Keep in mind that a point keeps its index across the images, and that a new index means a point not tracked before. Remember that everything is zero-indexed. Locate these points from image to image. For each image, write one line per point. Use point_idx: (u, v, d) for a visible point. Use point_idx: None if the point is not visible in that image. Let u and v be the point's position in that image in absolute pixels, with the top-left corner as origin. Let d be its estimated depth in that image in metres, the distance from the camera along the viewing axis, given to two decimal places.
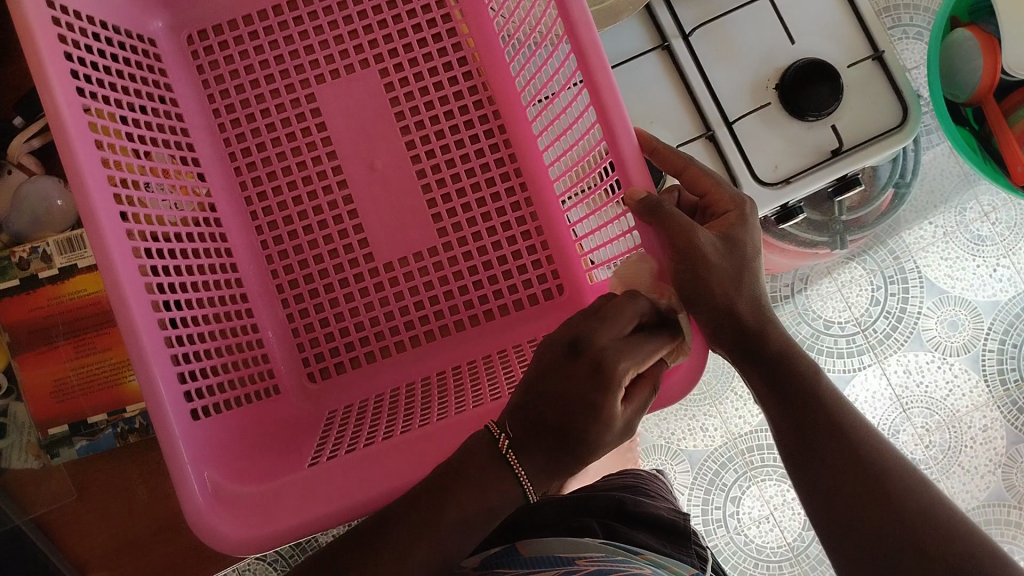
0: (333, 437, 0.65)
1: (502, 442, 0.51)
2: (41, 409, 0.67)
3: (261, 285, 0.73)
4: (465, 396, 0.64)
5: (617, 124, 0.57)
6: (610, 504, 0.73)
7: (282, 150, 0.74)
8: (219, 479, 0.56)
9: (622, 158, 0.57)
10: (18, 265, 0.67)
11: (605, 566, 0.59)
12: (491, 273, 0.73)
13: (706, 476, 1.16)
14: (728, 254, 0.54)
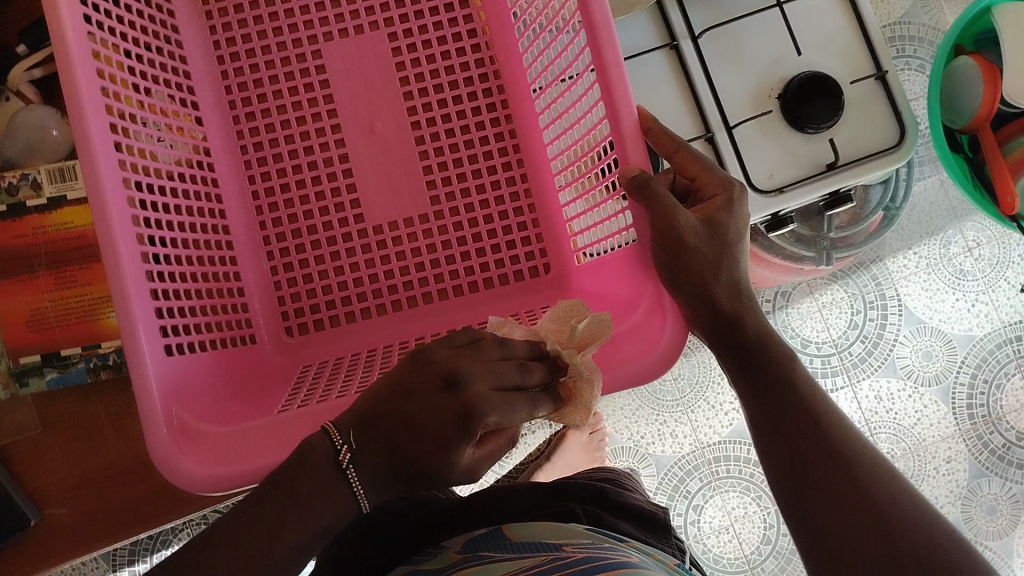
0: (305, 389, 0.65)
1: (343, 454, 0.50)
2: (14, 337, 0.66)
3: (247, 235, 0.73)
4: None
5: (621, 101, 0.58)
6: (596, 493, 0.75)
7: (283, 103, 0.74)
8: (188, 418, 0.56)
9: (621, 134, 0.58)
10: (6, 191, 0.66)
11: (596, 552, 0.56)
12: (479, 246, 0.73)
13: (672, 480, 1.24)
14: (709, 240, 0.55)
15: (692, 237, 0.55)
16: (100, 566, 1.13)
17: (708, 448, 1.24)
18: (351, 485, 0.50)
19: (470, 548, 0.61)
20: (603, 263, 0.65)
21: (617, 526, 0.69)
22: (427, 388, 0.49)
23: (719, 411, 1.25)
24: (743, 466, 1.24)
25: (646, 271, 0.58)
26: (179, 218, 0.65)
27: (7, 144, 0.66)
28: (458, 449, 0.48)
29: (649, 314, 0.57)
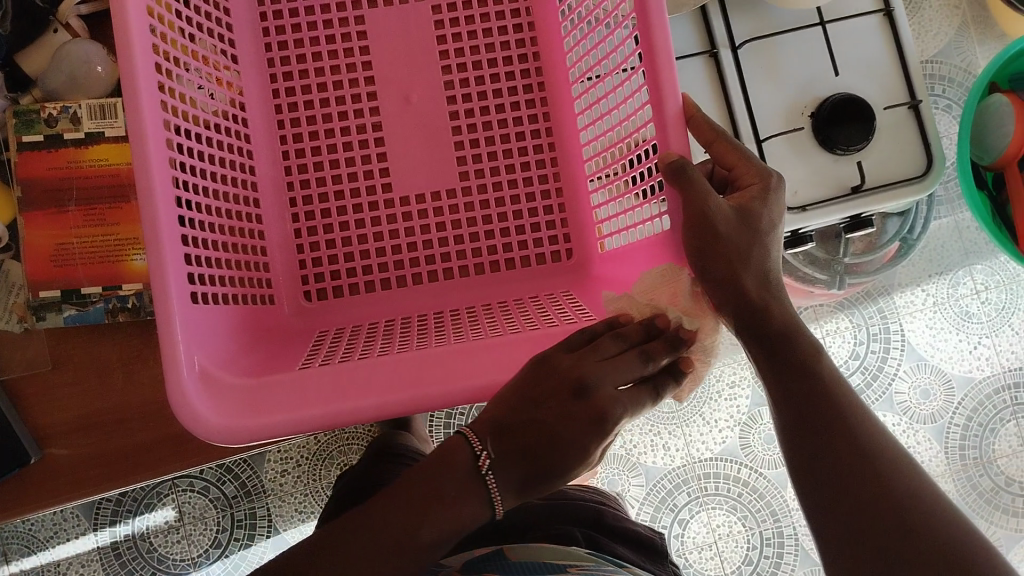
0: (324, 349, 0.65)
1: (482, 460, 0.50)
2: (36, 269, 0.65)
3: (275, 194, 0.72)
4: (463, 333, 0.65)
5: (667, 90, 0.58)
6: (592, 513, 0.78)
7: (322, 65, 0.73)
8: (207, 366, 0.56)
9: (664, 120, 0.58)
10: (46, 122, 0.65)
11: (596, 571, 0.63)
12: (504, 226, 0.73)
13: (660, 492, 1.24)
14: (742, 229, 0.56)
15: (726, 228, 0.55)
16: (81, 522, 1.11)
17: (698, 463, 1.24)
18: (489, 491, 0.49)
19: (472, 566, 0.66)
20: (631, 251, 0.65)
21: (614, 549, 0.73)
22: (559, 396, 0.51)
23: (714, 427, 1.25)
24: (731, 485, 1.24)
25: (679, 258, 0.58)
26: (212, 168, 0.64)
27: (50, 76, 0.66)
28: (591, 447, 0.51)
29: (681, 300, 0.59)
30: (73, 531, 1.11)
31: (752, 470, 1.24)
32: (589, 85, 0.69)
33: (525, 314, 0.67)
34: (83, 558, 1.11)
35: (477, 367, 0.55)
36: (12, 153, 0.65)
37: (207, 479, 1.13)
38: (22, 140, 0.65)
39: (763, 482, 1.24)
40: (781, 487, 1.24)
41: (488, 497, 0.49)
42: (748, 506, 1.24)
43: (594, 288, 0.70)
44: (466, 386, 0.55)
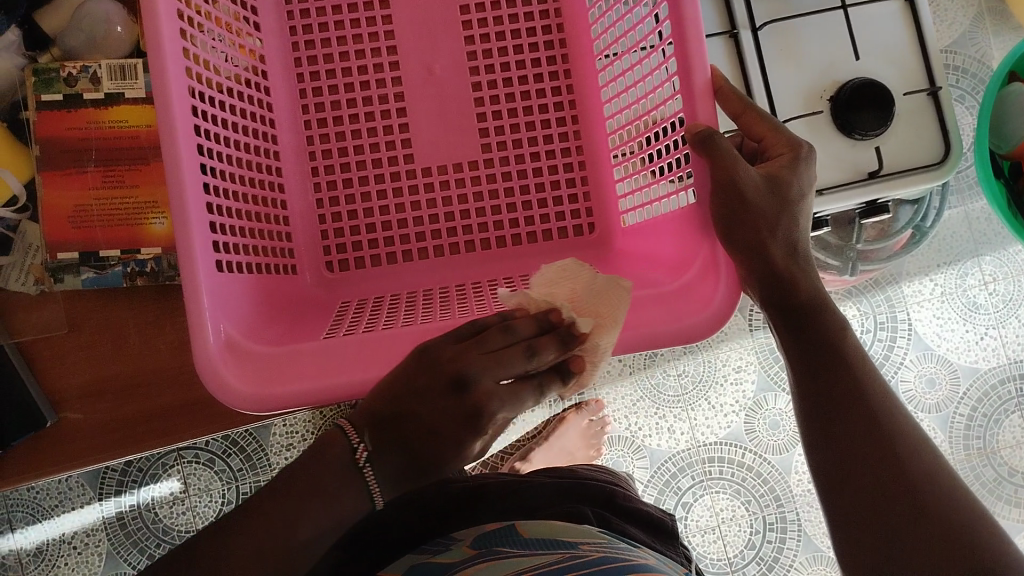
0: (347, 318, 0.65)
1: (360, 452, 0.50)
2: (54, 231, 0.65)
3: (297, 164, 0.72)
4: (487, 302, 0.65)
5: (696, 62, 0.57)
6: (603, 494, 0.75)
7: (344, 34, 0.73)
8: (233, 335, 0.56)
9: (691, 91, 0.57)
10: (65, 81, 0.64)
11: (611, 552, 0.59)
12: (526, 199, 0.73)
13: (664, 475, 1.24)
14: (769, 199, 0.55)
15: (754, 201, 0.55)
16: (86, 493, 1.11)
17: (703, 447, 1.24)
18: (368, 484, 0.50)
19: (479, 544, 0.63)
20: (654, 226, 0.65)
21: (623, 529, 0.70)
22: (437, 387, 0.50)
23: (719, 412, 1.25)
24: (735, 470, 1.24)
25: (704, 232, 0.58)
26: (235, 135, 0.64)
27: (72, 35, 0.66)
28: (468, 439, 0.51)
29: (703, 274, 0.57)
30: (78, 501, 1.11)
31: (757, 455, 1.25)
32: (613, 58, 0.69)
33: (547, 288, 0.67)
34: (89, 528, 1.11)
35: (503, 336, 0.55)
36: (30, 112, 0.65)
37: (212, 450, 1.13)
38: (41, 98, 0.65)
39: (768, 467, 1.24)
40: (785, 472, 1.25)
41: (366, 491, 0.50)
42: (752, 491, 1.24)
43: (618, 262, 0.71)
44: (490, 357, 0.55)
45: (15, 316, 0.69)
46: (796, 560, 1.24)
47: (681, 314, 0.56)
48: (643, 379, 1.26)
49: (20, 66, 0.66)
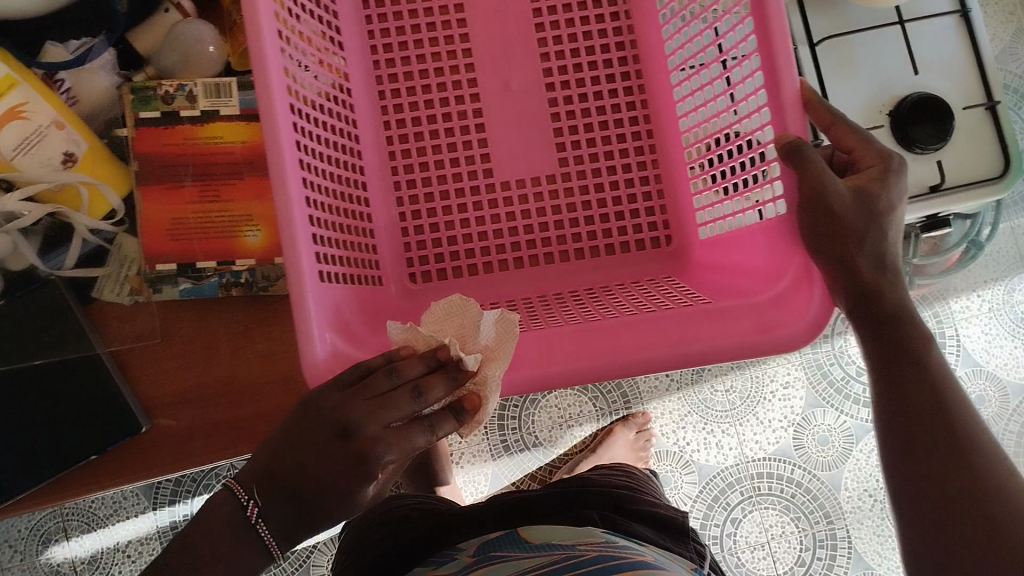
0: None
1: (250, 510, 0.53)
2: (153, 243, 0.67)
3: (381, 179, 0.74)
4: (574, 312, 0.68)
5: (784, 75, 0.59)
6: (613, 499, 0.81)
7: (424, 50, 0.74)
8: (340, 346, 0.58)
9: (781, 104, 0.59)
10: (163, 99, 0.65)
11: (607, 551, 0.66)
12: (604, 212, 0.75)
13: (712, 491, 1.24)
14: (856, 210, 0.56)
15: (845, 213, 0.56)
16: (140, 504, 1.16)
17: (752, 462, 1.24)
18: (262, 538, 0.54)
19: (483, 550, 0.71)
20: (737, 239, 0.67)
21: (632, 528, 0.76)
22: (324, 437, 0.52)
23: (768, 427, 1.25)
24: (785, 486, 1.24)
25: (794, 241, 0.60)
26: (326, 150, 0.66)
27: (165, 56, 0.67)
28: (358, 485, 0.52)
29: (796, 282, 0.61)
30: (134, 510, 1.17)
31: (806, 471, 1.24)
32: (690, 73, 0.70)
33: (629, 299, 0.69)
34: (143, 537, 1.17)
35: (593, 346, 0.60)
36: (128, 128, 0.66)
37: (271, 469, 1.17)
38: (139, 116, 0.66)
39: (817, 483, 1.24)
40: (834, 489, 1.24)
41: (261, 544, 0.54)
42: (801, 506, 1.24)
43: (696, 273, 0.72)
44: (587, 363, 0.60)
45: (109, 327, 0.70)
46: None
47: (776, 324, 0.60)
48: (690, 395, 1.27)
49: (116, 86, 0.67)
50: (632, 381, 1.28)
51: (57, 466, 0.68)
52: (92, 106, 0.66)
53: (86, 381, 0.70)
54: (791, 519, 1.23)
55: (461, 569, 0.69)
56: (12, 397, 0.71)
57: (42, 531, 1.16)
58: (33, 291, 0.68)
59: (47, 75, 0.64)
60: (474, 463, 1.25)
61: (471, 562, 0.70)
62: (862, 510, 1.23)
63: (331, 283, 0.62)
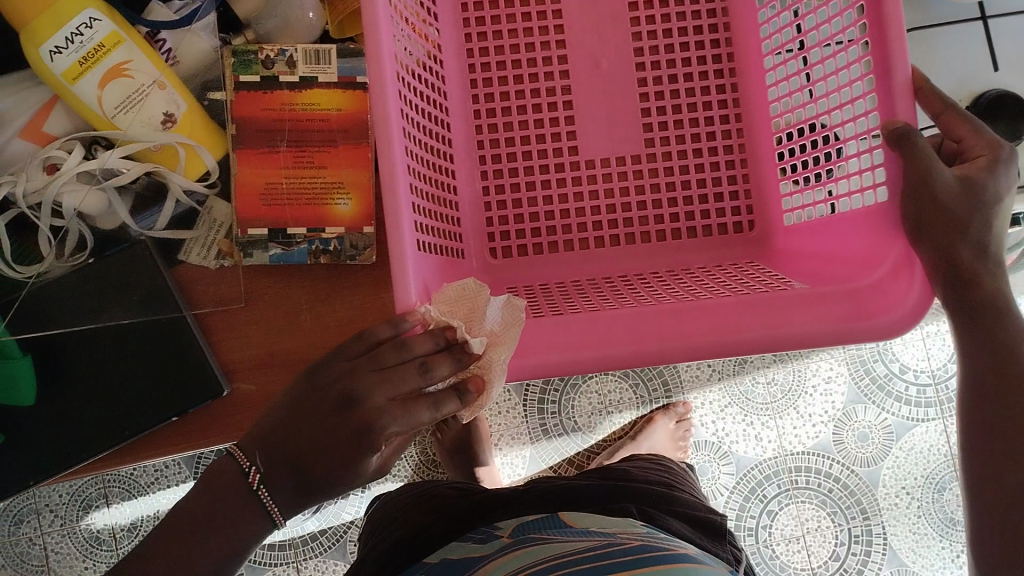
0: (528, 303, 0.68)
1: (253, 476, 0.56)
2: (247, 207, 0.67)
3: (466, 151, 0.73)
4: (661, 293, 0.68)
5: (896, 60, 0.58)
6: (654, 495, 0.81)
7: (516, 25, 0.74)
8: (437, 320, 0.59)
9: (891, 88, 0.58)
10: (264, 63, 0.66)
11: (649, 541, 0.66)
12: (688, 194, 0.75)
13: (750, 483, 1.23)
14: (963, 197, 0.56)
15: (958, 200, 0.55)
16: (181, 473, 1.17)
17: (791, 455, 1.23)
18: (266, 503, 0.56)
19: (520, 532, 0.71)
20: (830, 225, 0.66)
21: (671, 524, 0.76)
22: (329, 406, 0.54)
23: (807, 421, 1.24)
24: (823, 480, 1.23)
25: (895, 228, 0.59)
26: (422, 120, 0.66)
27: (267, 17, 0.67)
28: (359, 455, 0.53)
29: (893, 272, 0.58)
30: (174, 479, 1.18)
31: (844, 467, 1.23)
32: (788, 57, 0.70)
33: (714, 281, 0.69)
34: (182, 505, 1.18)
35: (679, 326, 0.58)
36: (228, 91, 0.66)
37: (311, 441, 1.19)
38: (239, 79, 0.66)
39: (855, 479, 1.23)
40: (872, 485, 1.23)
41: (266, 509, 0.56)
42: (836, 501, 1.23)
43: (781, 259, 0.72)
44: (668, 344, 0.57)
45: (195, 287, 0.70)
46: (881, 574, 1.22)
47: (872, 312, 0.57)
48: (731, 385, 1.24)
49: (215, 48, 0.66)
50: (674, 369, 1.26)
51: (136, 427, 0.68)
52: (190, 67, 0.66)
53: (167, 343, 0.69)
54: (828, 513, 1.23)
55: (502, 548, 0.69)
56: (87, 357, 0.69)
57: (82, 496, 1.18)
58: (122, 252, 0.68)
59: (150, 34, 0.65)
60: (513, 445, 1.24)
61: (511, 542, 0.70)
62: (899, 508, 1.23)
63: (424, 253, 0.62)
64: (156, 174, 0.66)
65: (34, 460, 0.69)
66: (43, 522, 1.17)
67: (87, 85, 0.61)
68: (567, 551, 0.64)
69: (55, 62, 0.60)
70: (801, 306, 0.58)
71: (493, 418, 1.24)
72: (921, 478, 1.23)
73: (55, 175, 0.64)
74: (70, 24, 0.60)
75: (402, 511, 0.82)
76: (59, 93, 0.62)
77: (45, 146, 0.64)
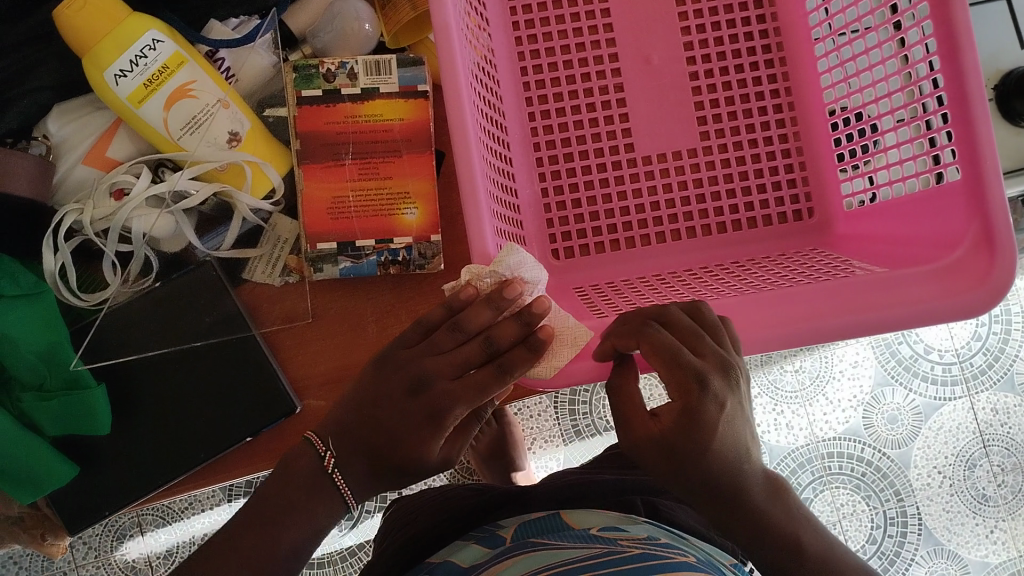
0: (599, 300, 0.68)
1: (328, 460, 0.57)
2: (314, 222, 0.66)
3: (524, 153, 0.74)
4: (729, 286, 0.67)
5: (962, 42, 0.56)
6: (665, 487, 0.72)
7: (568, 25, 0.75)
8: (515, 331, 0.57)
9: (960, 69, 0.56)
10: (325, 77, 0.65)
11: (650, 550, 0.57)
12: (745, 184, 0.75)
13: (785, 471, 1.21)
14: (680, 432, 0.49)
15: (689, 442, 0.48)
16: (215, 496, 1.14)
17: (822, 442, 1.22)
18: (339, 488, 0.57)
19: (520, 535, 0.64)
20: (894, 208, 0.67)
21: (676, 515, 0.68)
22: (398, 393, 0.55)
23: (838, 407, 1.23)
24: (856, 464, 1.22)
25: (973, 209, 0.57)
26: (488, 125, 0.66)
27: (323, 30, 0.67)
28: (430, 442, 0.55)
29: (973, 249, 0.57)
30: (208, 502, 1.16)
31: (876, 450, 1.22)
32: (839, 44, 0.71)
33: (776, 270, 0.69)
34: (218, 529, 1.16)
35: (760, 316, 0.56)
36: (292, 108, 0.66)
37: None
38: (302, 94, 0.65)
39: (887, 462, 1.22)
40: (905, 467, 1.22)
41: (341, 497, 0.57)
42: (871, 484, 1.22)
43: (843, 246, 0.73)
44: (758, 334, 0.56)
45: (260, 308, 0.69)
46: (918, 555, 1.21)
47: (957, 291, 0.56)
48: (759, 376, 1.23)
49: (274, 65, 0.68)
50: None
51: (208, 449, 0.68)
52: (250, 84, 0.67)
53: (233, 366, 0.68)
54: (862, 497, 1.21)
55: (498, 555, 0.61)
56: (153, 382, 0.68)
57: (115, 527, 1.15)
58: (188, 273, 0.67)
59: (209, 54, 0.66)
60: (546, 448, 1.22)
61: (509, 547, 0.62)
62: (933, 487, 1.22)
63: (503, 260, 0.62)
64: (223, 193, 0.66)
65: (108, 486, 0.69)
66: (76, 555, 1.14)
67: (152, 108, 0.61)
68: (559, 565, 0.55)
69: (119, 86, 0.60)
70: (882, 290, 0.56)
71: (524, 422, 1.22)
72: (951, 456, 1.23)
73: (123, 201, 0.64)
74: (134, 47, 0.60)
75: (412, 513, 0.78)
76: (125, 117, 0.63)
77: (108, 171, 0.65)
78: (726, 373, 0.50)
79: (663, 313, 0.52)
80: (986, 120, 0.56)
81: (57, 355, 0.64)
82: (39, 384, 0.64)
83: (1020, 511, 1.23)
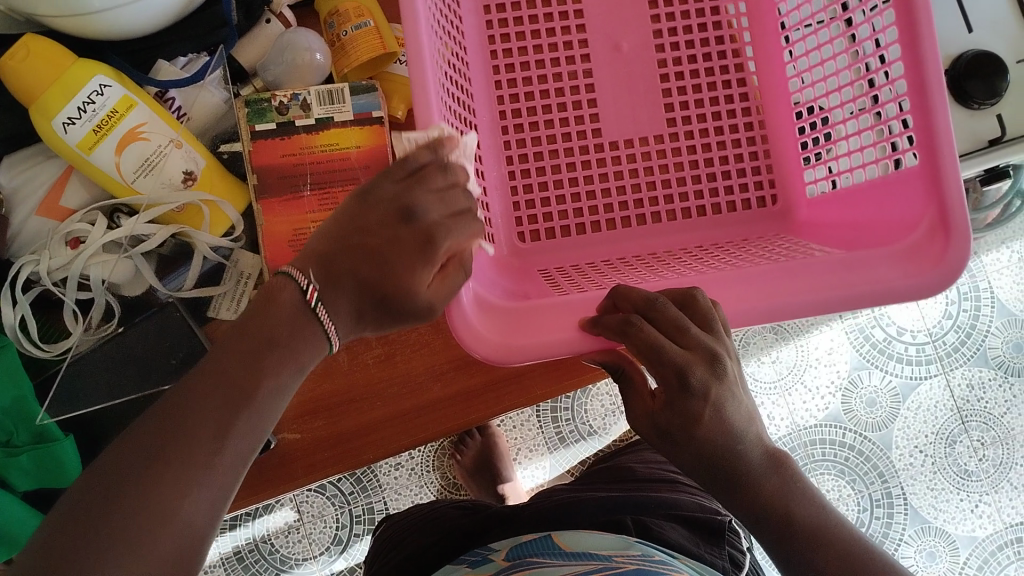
0: (564, 280, 0.68)
1: (310, 294, 0.47)
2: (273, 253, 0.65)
3: (497, 165, 0.74)
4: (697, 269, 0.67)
5: (923, 29, 0.56)
6: (658, 503, 0.72)
7: (543, 27, 0.75)
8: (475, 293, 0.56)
9: (921, 56, 0.57)
10: (279, 110, 0.64)
11: (644, 566, 0.58)
12: (711, 172, 0.76)
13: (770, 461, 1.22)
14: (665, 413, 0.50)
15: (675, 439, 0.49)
16: None
17: (804, 430, 1.23)
18: (322, 324, 0.47)
19: (516, 553, 0.64)
20: (857, 193, 0.67)
21: (666, 534, 0.68)
22: (381, 219, 0.48)
23: (816, 394, 1.24)
24: (839, 450, 1.23)
25: (931, 193, 0.58)
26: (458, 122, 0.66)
27: (273, 63, 0.66)
28: (421, 271, 0.48)
29: (930, 233, 0.57)
30: None
31: (857, 433, 1.23)
32: (803, 30, 0.71)
33: (736, 256, 0.69)
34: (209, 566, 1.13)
35: (725, 305, 0.56)
36: (245, 141, 0.64)
37: (338, 486, 1.15)
38: (256, 129, 0.64)
39: (869, 445, 1.23)
40: (886, 448, 1.23)
41: (323, 330, 0.47)
42: (856, 467, 1.22)
43: (808, 230, 0.74)
44: None
45: None
46: (906, 535, 1.22)
47: (919, 274, 0.56)
48: None
49: (226, 100, 0.67)
50: None
51: None
52: (202, 122, 0.67)
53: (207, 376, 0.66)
54: (847, 481, 1.22)
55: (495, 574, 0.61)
56: None
57: None
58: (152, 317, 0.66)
59: (159, 94, 0.65)
60: (531, 458, 1.20)
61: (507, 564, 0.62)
62: (915, 467, 1.23)
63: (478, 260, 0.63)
64: (182, 233, 0.65)
65: None
66: None
67: (102, 153, 0.61)
68: None
69: (69, 133, 0.59)
70: (845, 270, 0.57)
71: (507, 433, 1.21)
72: (931, 434, 1.24)
73: (79, 249, 0.63)
74: (82, 92, 0.59)
75: (395, 541, 0.78)
76: (74, 163, 0.62)
77: (62, 220, 0.64)
78: (714, 364, 0.50)
79: (653, 305, 0.52)
80: (944, 109, 0.57)
81: (25, 409, 0.63)
82: (5, 440, 0.63)
83: (1001, 485, 1.24)
